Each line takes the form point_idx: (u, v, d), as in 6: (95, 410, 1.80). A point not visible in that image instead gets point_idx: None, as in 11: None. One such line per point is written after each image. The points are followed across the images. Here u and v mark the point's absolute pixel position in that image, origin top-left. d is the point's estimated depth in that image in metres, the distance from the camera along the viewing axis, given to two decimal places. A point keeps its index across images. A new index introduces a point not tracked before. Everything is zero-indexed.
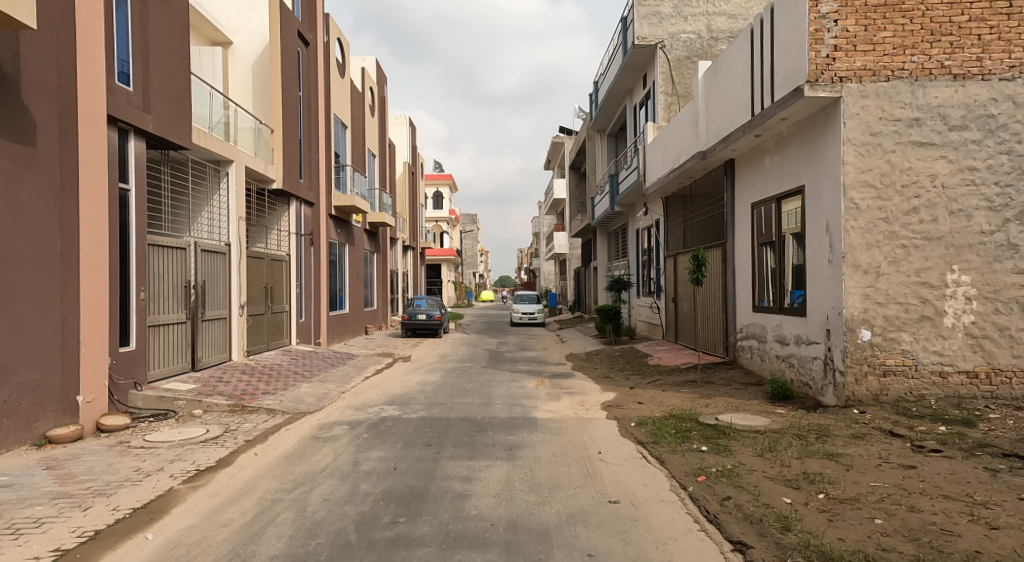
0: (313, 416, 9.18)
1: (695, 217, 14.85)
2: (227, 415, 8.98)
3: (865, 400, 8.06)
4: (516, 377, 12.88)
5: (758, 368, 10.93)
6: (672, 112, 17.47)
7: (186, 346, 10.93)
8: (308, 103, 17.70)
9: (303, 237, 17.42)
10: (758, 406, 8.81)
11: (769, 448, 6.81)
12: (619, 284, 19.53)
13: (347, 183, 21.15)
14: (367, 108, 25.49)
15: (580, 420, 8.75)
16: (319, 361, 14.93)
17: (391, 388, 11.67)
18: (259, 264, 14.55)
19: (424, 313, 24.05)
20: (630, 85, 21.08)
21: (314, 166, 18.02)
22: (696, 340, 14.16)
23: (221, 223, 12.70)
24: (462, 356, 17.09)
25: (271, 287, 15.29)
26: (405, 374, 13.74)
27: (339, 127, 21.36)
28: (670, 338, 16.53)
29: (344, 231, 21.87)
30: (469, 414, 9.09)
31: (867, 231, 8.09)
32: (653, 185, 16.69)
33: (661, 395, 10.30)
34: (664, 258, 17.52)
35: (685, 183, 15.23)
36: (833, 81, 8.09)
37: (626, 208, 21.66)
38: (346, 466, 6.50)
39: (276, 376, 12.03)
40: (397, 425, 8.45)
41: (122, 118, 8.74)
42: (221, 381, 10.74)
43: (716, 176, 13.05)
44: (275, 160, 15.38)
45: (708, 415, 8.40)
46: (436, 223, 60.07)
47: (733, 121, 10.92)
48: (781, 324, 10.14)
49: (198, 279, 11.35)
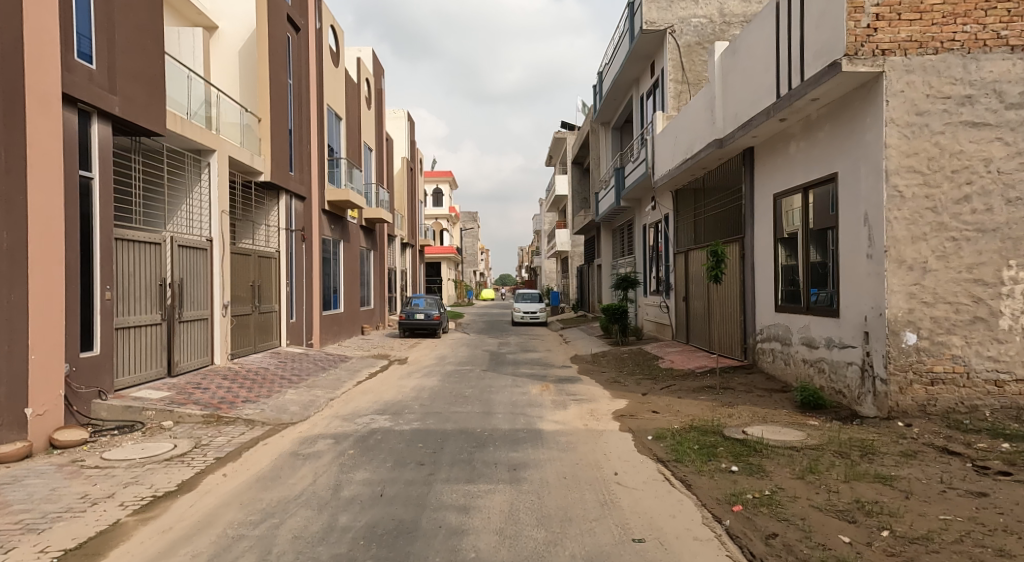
0: (296, 429, 8.32)
1: (709, 210, 13.99)
2: (200, 427, 8.13)
3: (911, 411, 7.21)
4: (518, 382, 12.00)
5: (782, 373, 10.08)
6: (682, 101, 16.63)
7: (161, 350, 10.09)
8: (299, 93, 16.85)
9: (295, 233, 16.59)
10: (788, 417, 7.96)
11: (810, 470, 5.95)
12: (626, 282, 18.69)
13: (342, 177, 20.29)
14: (364, 99, 24.61)
15: (591, 433, 7.88)
16: (309, 364, 14.07)
17: (384, 395, 10.81)
18: (245, 262, 13.70)
19: (422, 312, 23.17)
20: (637, 74, 20.23)
21: (304, 158, 17.17)
22: (710, 341, 13.32)
23: (201, 216, 11.85)
24: (462, 358, 16.22)
25: (259, 285, 14.43)
26: (400, 378, 12.88)
27: (333, 118, 20.50)
28: (682, 339, 15.68)
29: (338, 227, 21.00)
30: (468, 426, 8.23)
31: (912, 222, 7.23)
32: (661, 178, 15.88)
33: (678, 403, 9.44)
34: (674, 254, 16.64)
35: (698, 175, 14.36)
36: (874, 54, 7.23)
37: (632, 203, 20.80)
38: (324, 492, 5.65)
39: (260, 382, 11.19)
40: (387, 439, 7.60)
41: (82, 99, 7.91)
42: (199, 388, 9.89)
43: (733, 166, 12.18)
44: (263, 151, 14.53)
45: (734, 428, 7.54)
46: (436, 220, 59.16)
47: (755, 104, 10.05)
48: (808, 325, 9.28)
49: (175, 276, 10.50)
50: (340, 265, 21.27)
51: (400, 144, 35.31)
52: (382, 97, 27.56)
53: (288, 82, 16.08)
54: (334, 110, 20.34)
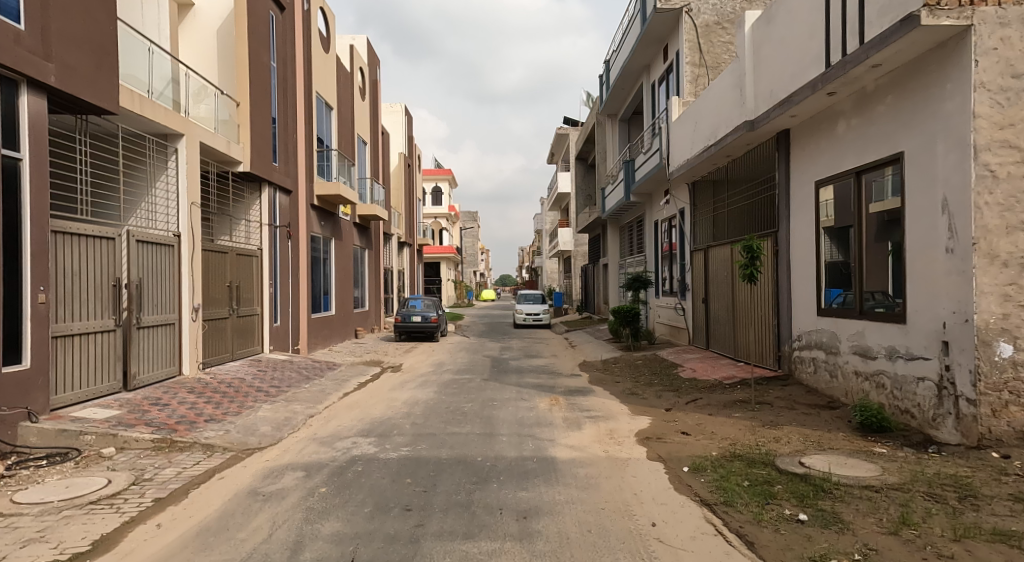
0: (262, 457, 7.03)
1: (733, 203, 12.71)
2: (147, 455, 6.82)
3: (1006, 439, 5.91)
4: (524, 395, 10.69)
5: (827, 387, 8.79)
6: (699, 86, 15.37)
7: (113, 360, 8.79)
8: (283, 78, 15.58)
9: (279, 229, 15.28)
10: (849, 444, 6.64)
11: (903, 521, 4.64)
12: (637, 282, 17.39)
13: (333, 171, 19.03)
14: (357, 90, 23.31)
15: (614, 462, 6.58)
16: (291, 373, 12.73)
17: (371, 411, 9.48)
18: (221, 260, 12.41)
19: (419, 315, 21.79)
20: (648, 60, 19.00)
21: (290, 148, 15.90)
22: (736, 348, 12.02)
23: (167, 208, 10.59)
24: (461, 365, 14.90)
25: (236, 286, 13.11)
26: (391, 390, 11.57)
27: (324, 107, 19.24)
28: (700, 344, 14.38)
29: (329, 223, 19.69)
30: (466, 453, 6.93)
31: (1008, 208, 5.95)
32: (678, 169, 14.65)
33: (710, 422, 8.13)
34: (690, 252, 15.35)
35: (720, 164, 13.09)
36: (960, 4, 5.94)
37: (643, 198, 19.51)
38: (280, 555, 4.35)
39: (232, 395, 9.87)
40: (368, 472, 6.31)
41: (6, 63, 6.66)
42: (157, 405, 8.58)
43: (763, 151, 10.88)
44: (241, 139, 13.25)
45: (787, 459, 6.23)
46: (435, 219, 57.90)
47: (795, 78, 8.77)
48: (862, 331, 7.98)
49: (132, 276, 9.21)
50: (331, 264, 19.95)
51: (396, 138, 34.02)
52: (378, 89, 26.29)
53: (271, 65, 14.79)
54: (324, 98, 19.07)
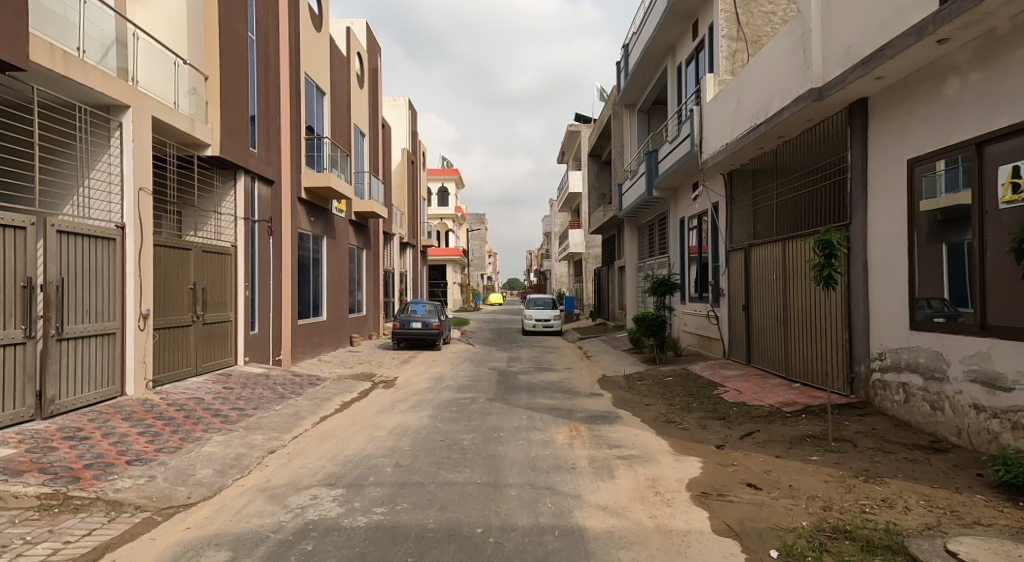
0: (185, 520, 5.16)
1: (783, 193, 10.80)
2: (24, 519, 4.95)
3: None
4: (536, 423, 8.81)
5: (926, 422, 6.88)
6: (737, 63, 13.51)
7: (18, 380, 6.99)
8: (265, 54, 13.79)
9: (258, 224, 13.46)
10: (1000, 516, 4.70)
11: None
12: (663, 285, 15.43)
13: (324, 162, 17.20)
14: (354, 77, 21.53)
15: (670, 538, 4.68)
16: (263, 390, 10.88)
17: (347, 446, 7.61)
18: (182, 259, 10.62)
19: (419, 321, 19.97)
20: (675, 40, 17.19)
21: (272, 133, 14.07)
22: (789, 366, 10.09)
23: (106, 197, 8.77)
24: (463, 380, 13.04)
25: (203, 288, 11.30)
26: (379, 413, 9.73)
27: (314, 92, 17.46)
28: (740, 358, 12.44)
29: (321, 219, 17.89)
30: (463, 519, 5.05)
31: None
32: (712, 156, 12.80)
33: (782, 471, 6.22)
34: (726, 252, 13.43)
35: (766, 148, 11.19)
36: None
37: (667, 193, 17.62)
38: None
39: (179, 423, 8.02)
40: (321, 553, 4.43)
41: None
42: (72, 439, 6.72)
43: (829, 128, 8.97)
44: (210, 118, 11.47)
45: (921, 542, 4.32)
46: (440, 220, 56.24)
47: (889, 24, 6.86)
48: (985, 353, 6.05)
49: (52, 277, 7.45)
50: (322, 265, 18.14)
51: (399, 133, 32.26)
52: (378, 78, 24.55)
53: (248, 37, 13.00)
54: (315, 81, 17.27)
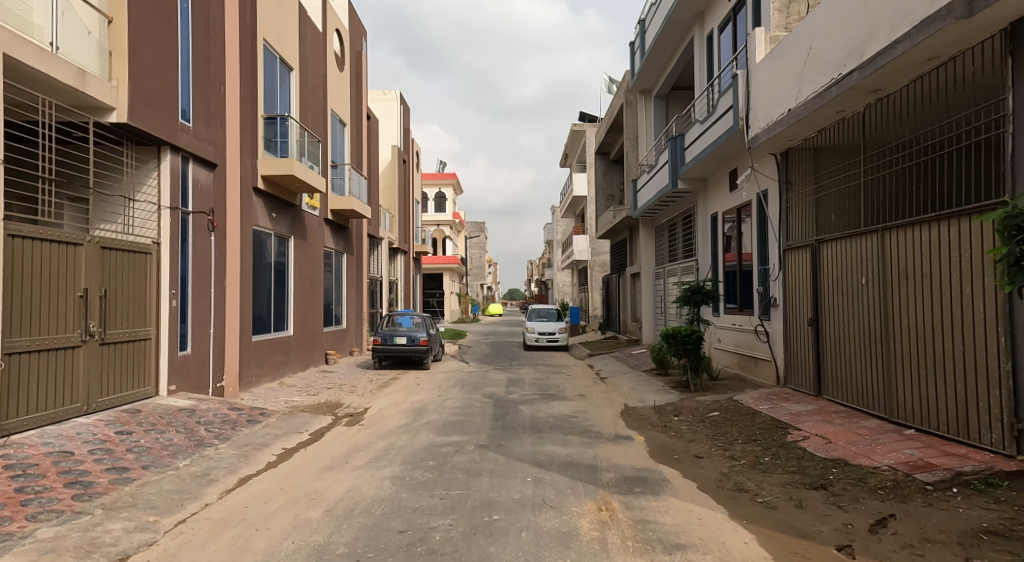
0: None
1: (872, 170, 8.05)
2: None
3: None
4: (547, 494, 5.98)
5: None
6: (793, 16, 10.75)
7: None
8: (205, 7, 11.09)
9: (194, 217, 10.72)
10: None
11: None
12: (697, 293, 12.52)
13: (289, 148, 14.09)
14: (333, 59, 18.83)
15: None
16: (175, 434, 8.05)
17: (249, 544, 4.79)
18: (67, 256, 7.88)
19: (404, 335, 17.20)
20: (704, 4, 14.51)
21: (214, 106, 11.36)
22: (897, 405, 7.32)
23: None
24: (450, 415, 10.22)
25: (106, 296, 8.57)
26: (323, 472, 6.89)
27: (278, 66, 14.80)
28: (808, 389, 9.65)
29: (286, 216, 15.13)
30: None
31: None
32: (765, 129, 10.06)
33: None
34: (781, 251, 10.66)
35: (846, 113, 8.46)
36: None
37: (695, 184, 14.89)
38: None
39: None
40: None
41: None
42: None
43: (970, 66, 6.25)
44: (115, 75, 8.75)
45: None
46: (437, 226, 53.63)
47: None
48: None
49: None
50: (288, 271, 15.34)
51: (390, 129, 29.67)
52: (364, 62, 21.91)
53: None
54: (278, 54, 14.61)
